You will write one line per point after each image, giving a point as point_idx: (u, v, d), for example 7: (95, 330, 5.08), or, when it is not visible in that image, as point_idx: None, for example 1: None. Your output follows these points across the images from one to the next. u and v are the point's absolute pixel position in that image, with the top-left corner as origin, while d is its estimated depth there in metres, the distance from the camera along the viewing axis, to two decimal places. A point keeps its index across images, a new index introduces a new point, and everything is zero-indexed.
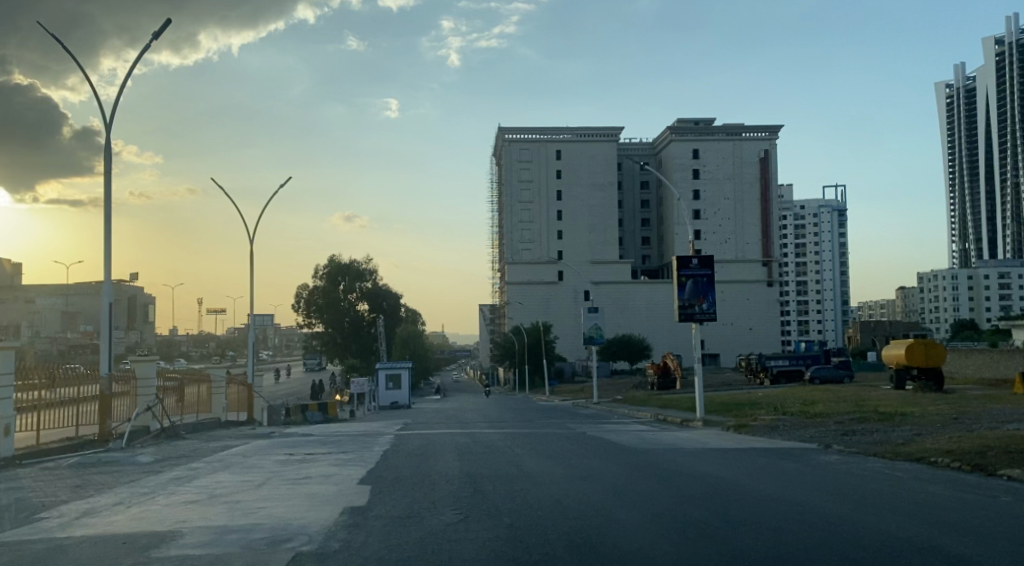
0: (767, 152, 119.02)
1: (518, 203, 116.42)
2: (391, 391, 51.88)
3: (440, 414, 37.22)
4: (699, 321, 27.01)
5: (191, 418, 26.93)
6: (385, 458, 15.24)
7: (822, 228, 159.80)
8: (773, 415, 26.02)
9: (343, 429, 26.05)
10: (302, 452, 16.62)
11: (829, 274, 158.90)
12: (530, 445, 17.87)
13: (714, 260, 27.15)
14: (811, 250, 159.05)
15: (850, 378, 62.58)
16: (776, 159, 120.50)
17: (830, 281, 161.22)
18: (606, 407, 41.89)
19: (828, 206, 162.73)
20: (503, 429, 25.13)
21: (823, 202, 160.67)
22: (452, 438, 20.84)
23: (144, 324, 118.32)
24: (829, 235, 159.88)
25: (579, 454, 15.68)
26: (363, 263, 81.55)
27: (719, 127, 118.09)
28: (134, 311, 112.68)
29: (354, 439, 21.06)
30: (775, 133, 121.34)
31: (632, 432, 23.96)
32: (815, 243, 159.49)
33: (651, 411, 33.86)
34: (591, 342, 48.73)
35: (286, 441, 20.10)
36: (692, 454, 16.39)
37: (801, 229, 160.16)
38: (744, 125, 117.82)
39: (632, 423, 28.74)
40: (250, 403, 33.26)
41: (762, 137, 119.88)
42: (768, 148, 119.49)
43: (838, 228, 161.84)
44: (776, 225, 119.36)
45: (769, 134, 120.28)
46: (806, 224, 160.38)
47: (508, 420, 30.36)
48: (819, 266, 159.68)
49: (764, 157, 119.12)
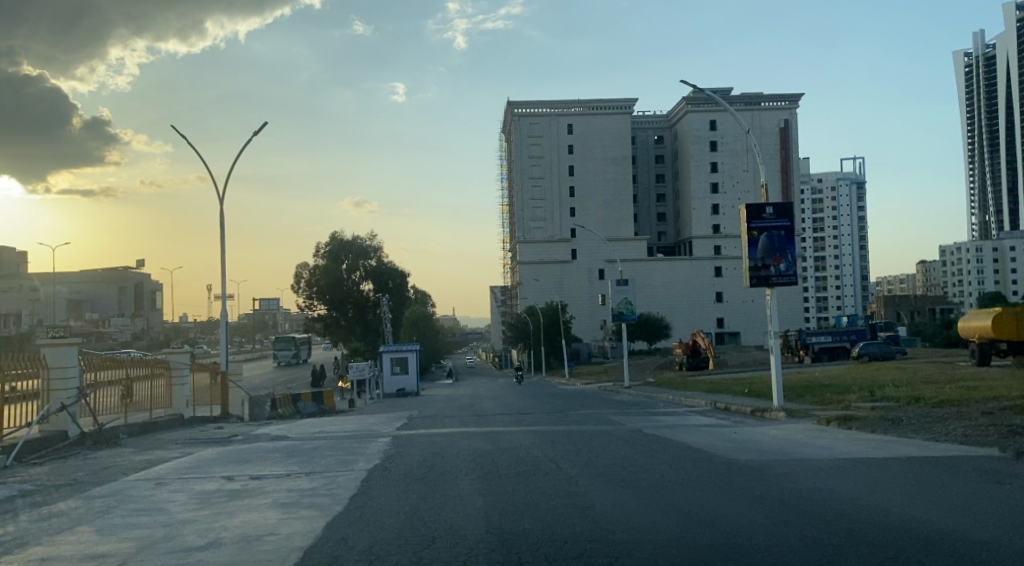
0: (787, 121, 112.43)
1: (529, 179, 110.42)
2: (397, 377, 46.45)
3: (454, 402, 32.02)
4: (775, 285, 21.59)
5: (142, 415, 21.75)
6: (368, 489, 9.85)
7: (840, 202, 153.83)
8: (874, 403, 20.29)
9: (328, 427, 20.67)
10: (244, 476, 11.24)
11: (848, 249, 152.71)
12: (584, 458, 12.36)
13: (794, 207, 21.62)
14: (830, 225, 153.11)
15: (902, 356, 56.80)
16: (797, 129, 113.80)
17: (848, 256, 154.74)
18: (641, 393, 36.56)
19: (846, 179, 156.41)
20: (530, 425, 19.71)
21: (842, 174, 153.75)
22: (474, 442, 15.41)
23: (150, 310, 114.05)
24: (848, 209, 153.65)
25: (668, 478, 10.28)
26: (366, 239, 75.91)
27: (736, 96, 111.69)
28: (140, 298, 108.35)
29: (337, 446, 15.67)
30: (796, 102, 114.59)
31: (701, 429, 18.40)
32: (833, 217, 152.86)
33: (703, 398, 28.38)
34: (621, 319, 43.25)
35: (240, 453, 14.77)
36: (832, 471, 10.87)
37: (818, 203, 154.22)
38: (763, 93, 111.44)
39: (688, 414, 23.15)
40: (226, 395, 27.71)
41: (782, 106, 113.15)
42: (788, 117, 112.77)
43: (856, 202, 155.61)
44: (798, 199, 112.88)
45: (789, 102, 113.55)
46: (823, 198, 154.38)
47: (534, 412, 24.98)
48: (838, 241, 152.97)
49: (784, 127, 112.50)
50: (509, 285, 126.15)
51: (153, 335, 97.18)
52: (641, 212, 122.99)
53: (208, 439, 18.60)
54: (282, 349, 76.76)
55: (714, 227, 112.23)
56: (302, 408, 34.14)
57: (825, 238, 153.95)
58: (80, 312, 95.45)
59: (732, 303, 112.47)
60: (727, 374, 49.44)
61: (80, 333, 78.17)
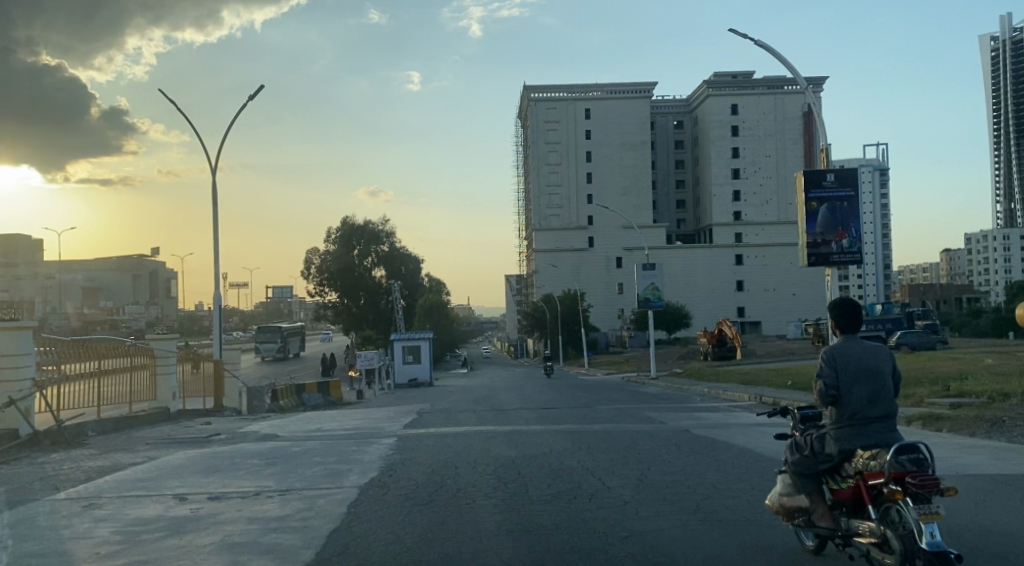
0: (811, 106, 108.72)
1: (545, 165, 107.50)
2: (409, 366, 43.97)
3: (470, 394, 29.58)
4: (836, 265, 18.83)
5: (119, 410, 19.41)
6: (357, 522, 7.24)
7: (864, 188, 149.66)
8: (956, 399, 17.44)
9: (324, 425, 18.13)
10: (200, 497, 8.65)
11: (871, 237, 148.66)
12: (638, 473, 9.71)
13: (858, 175, 18.90)
14: None
15: (942, 345, 53.82)
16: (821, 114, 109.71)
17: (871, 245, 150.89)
18: (669, 385, 33.91)
19: (870, 164, 152.08)
20: (555, 423, 17.09)
21: (864, 160, 149.74)
22: (493, 448, 12.73)
23: (165, 299, 112.45)
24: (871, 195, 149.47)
25: (763, 509, 7.61)
26: (378, 224, 73.40)
27: (759, 79, 108.21)
28: (155, 287, 106.69)
29: (331, 449, 13.05)
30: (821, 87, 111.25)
31: (755, 429, 15.68)
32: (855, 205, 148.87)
33: (742, 393, 25.58)
34: (648, 305, 40.53)
35: (213, 459, 12.26)
36: (972, 499, 8.18)
37: None
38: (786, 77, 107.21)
39: (733, 411, 20.50)
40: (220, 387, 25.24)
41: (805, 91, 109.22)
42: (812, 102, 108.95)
43: (880, 188, 151.42)
44: None
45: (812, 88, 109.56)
46: None
47: (557, 407, 22.39)
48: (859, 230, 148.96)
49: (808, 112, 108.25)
50: (525, 273, 123.53)
51: (166, 323, 95.54)
52: (660, 199, 119.84)
53: (191, 436, 16.20)
54: (264, 342, 64.51)
55: (735, 213, 109.02)
56: (306, 400, 31.72)
57: None
58: (96, 301, 93.86)
59: (752, 292, 109.43)
60: (758, 365, 46.73)
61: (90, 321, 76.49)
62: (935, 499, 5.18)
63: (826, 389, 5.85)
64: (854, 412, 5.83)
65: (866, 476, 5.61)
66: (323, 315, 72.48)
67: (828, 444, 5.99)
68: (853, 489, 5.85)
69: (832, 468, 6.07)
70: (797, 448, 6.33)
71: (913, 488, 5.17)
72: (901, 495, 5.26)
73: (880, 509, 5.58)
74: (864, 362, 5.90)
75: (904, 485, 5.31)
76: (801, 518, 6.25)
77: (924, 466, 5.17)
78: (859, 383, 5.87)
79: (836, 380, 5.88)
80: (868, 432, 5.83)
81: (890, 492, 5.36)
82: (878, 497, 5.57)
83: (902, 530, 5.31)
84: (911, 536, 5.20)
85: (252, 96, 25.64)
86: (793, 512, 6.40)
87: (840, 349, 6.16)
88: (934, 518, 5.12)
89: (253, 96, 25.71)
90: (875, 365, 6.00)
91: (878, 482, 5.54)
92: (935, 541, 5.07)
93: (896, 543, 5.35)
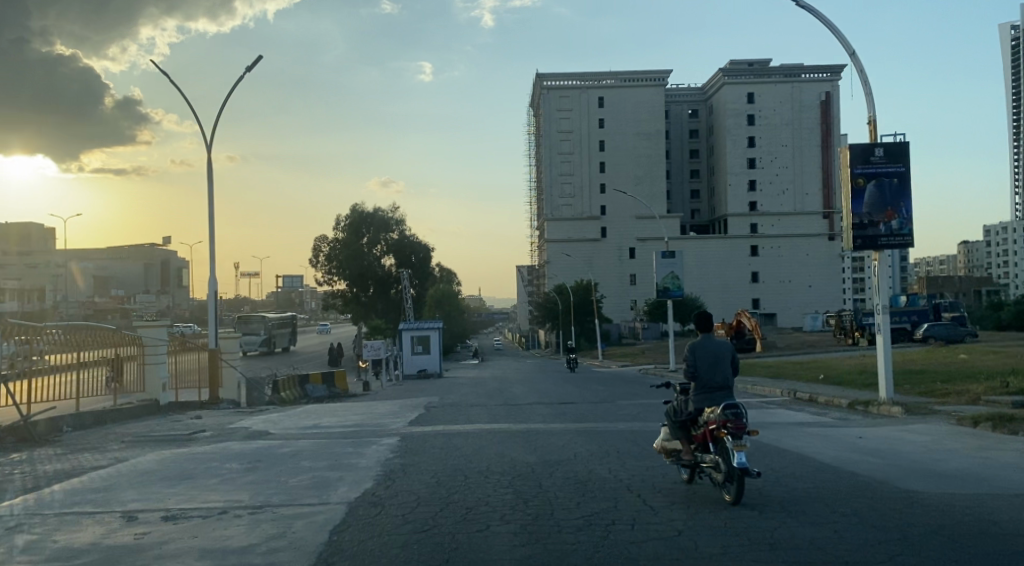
0: (829, 94, 106.14)
1: (558, 154, 105.57)
2: (418, 357, 42.44)
3: (482, 387, 28.05)
4: (884, 248, 17.07)
5: (103, 403, 18.04)
6: (346, 557, 5.73)
7: None
8: (1016, 397, 15.81)
9: (324, 421, 16.67)
10: (153, 516, 7.14)
11: None
12: (682, 488, 8.08)
13: (910, 150, 17.17)
14: None
15: (970, 338, 51.90)
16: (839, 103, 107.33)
17: None
18: (691, 379, 32.29)
19: None
20: (576, 420, 15.56)
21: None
22: (509, 451, 11.10)
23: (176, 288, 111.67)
24: None
25: (856, 542, 6.05)
26: (388, 211, 71.90)
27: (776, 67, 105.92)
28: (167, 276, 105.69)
29: (324, 451, 11.48)
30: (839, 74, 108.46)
31: (798, 430, 14.03)
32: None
33: (774, 388, 23.81)
34: (667, 295, 38.83)
35: (190, 462, 10.76)
36: None
37: None
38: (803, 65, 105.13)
39: (767, 407, 18.88)
40: (218, 379, 23.77)
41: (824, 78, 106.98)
42: (830, 90, 106.45)
43: None
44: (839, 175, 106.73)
45: (831, 75, 107.33)
46: None
47: (575, 402, 20.81)
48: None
49: (825, 100, 105.94)
50: (537, 264, 121.92)
51: (178, 312, 94.63)
52: (674, 189, 117.69)
53: (179, 433, 14.79)
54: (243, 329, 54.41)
55: (750, 204, 106.76)
56: (311, 391, 30.29)
57: None
58: (107, 290, 92.96)
59: (768, 284, 107.35)
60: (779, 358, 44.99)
61: (100, 309, 75.46)
62: (743, 437, 7.42)
63: (685, 366, 8.00)
64: (704, 383, 8.00)
65: (707, 424, 7.81)
66: (332, 305, 71.06)
67: (689, 403, 8.15)
68: (701, 436, 8.05)
69: (692, 420, 8.24)
70: (672, 406, 8.51)
71: (731, 429, 7.39)
72: (725, 433, 7.47)
73: (716, 446, 7.77)
74: (715, 350, 8.01)
75: (729, 428, 7.51)
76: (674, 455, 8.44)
77: (738, 416, 7.37)
78: (708, 363, 8.02)
79: (692, 362, 8.01)
80: (713, 394, 7.99)
81: (719, 434, 7.56)
82: (714, 438, 7.77)
83: (727, 458, 7.53)
84: (730, 461, 7.42)
85: (253, 63, 21.99)
86: (671, 451, 8.59)
87: (700, 341, 8.29)
88: (743, 449, 7.35)
89: (254, 62, 22.05)
90: (723, 351, 8.16)
91: (714, 429, 7.71)
92: (743, 462, 7.33)
93: (724, 467, 7.57)
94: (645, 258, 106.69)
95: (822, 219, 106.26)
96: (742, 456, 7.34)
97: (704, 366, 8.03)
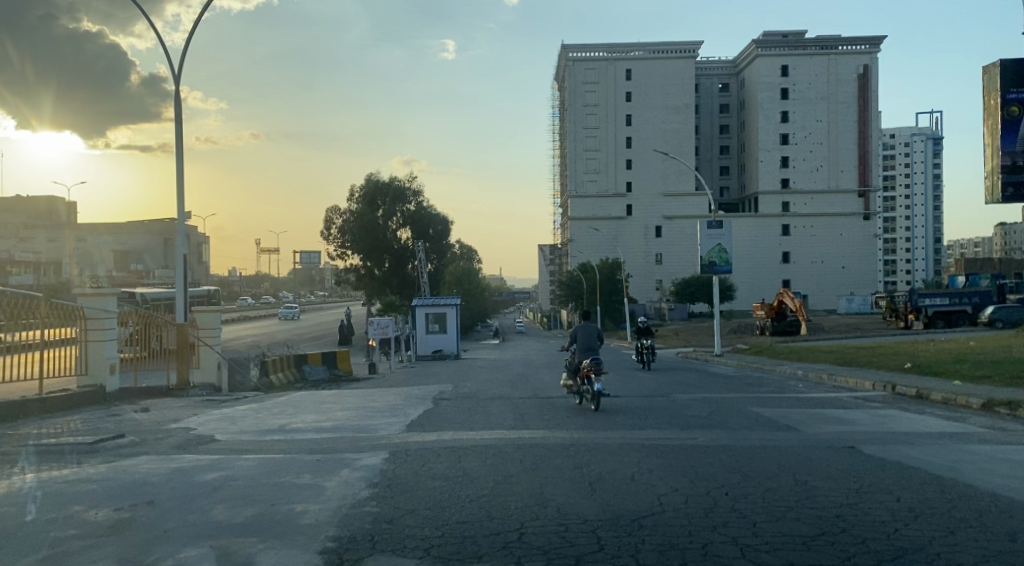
0: (867, 67, 100.09)
1: (583, 130, 100.67)
2: (432, 336, 38.48)
3: (506, 373, 24.08)
4: None
5: (21, 391, 14.11)
6: None
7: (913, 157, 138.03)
8: None
9: (296, 417, 12.74)
10: None
11: (922, 209, 138.45)
12: None
13: None
14: (901, 182, 139.03)
15: None
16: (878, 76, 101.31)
17: (920, 215, 139.86)
18: (741, 366, 28.04)
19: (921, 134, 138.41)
20: (635, 427, 11.36)
21: (916, 128, 139.14)
22: (554, 487, 7.05)
23: (195, 265, 108.44)
24: (921, 167, 137.44)
25: None
26: (404, 181, 67.98)
27: (812, 38, 100.25)
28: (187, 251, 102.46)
29: (258, 483, 7.42)
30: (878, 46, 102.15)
31: (959, 447, 9.79)
32: (905, 175, 138.81)
33: (855, 379, 19.45)
34: (712, 271, 34.59)
35: (53, 499, 6.81)
36: None
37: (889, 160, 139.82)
38: (840, 36, 99.28)
39: (869, 407, 14.62)
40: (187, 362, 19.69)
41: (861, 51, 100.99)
42: (869, 63, 100.43)
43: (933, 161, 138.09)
44: (877, 152, 100.70)
45: (870, 47, 101.14)
46: (895, 154, 139.52)
47: (620, 395, 16.69)
48: (908, 201, 139.28)
49: (863, 73, 100.15)
50: (559, 243, 117.49)
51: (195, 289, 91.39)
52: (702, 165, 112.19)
53: (102, 436, 10.98)
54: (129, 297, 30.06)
55: (782, 180, 101.46)
56: (308, 373, 26.47)
57: (895, 199, 140.19)
58: (126, 263, 89.85)
59: (801, 264, 102.38)
60: (830, 342, 40.55)
61: (113, 283, 72.20)
62: (599, 374, 13.74)
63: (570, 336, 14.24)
64: (583, 345, 14.24)
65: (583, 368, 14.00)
66: (345, 280, 67.18)
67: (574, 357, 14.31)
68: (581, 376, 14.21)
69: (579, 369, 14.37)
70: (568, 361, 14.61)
71: (593, 370, 13.65)
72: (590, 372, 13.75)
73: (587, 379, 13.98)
74: (591, 329, 14.32)
75: (592, 370, 13.80)
76: (568, 388, 14.63)
77: (597, 362, 13.66)
78: (587, 337, 14.34)
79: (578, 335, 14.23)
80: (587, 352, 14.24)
81: (587, 373, 13.81)
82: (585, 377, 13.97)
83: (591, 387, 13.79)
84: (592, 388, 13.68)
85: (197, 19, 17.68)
86: (568, 386, 14.76)
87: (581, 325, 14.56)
88: (599, 381, 13.63)
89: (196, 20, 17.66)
90: (594, 332, 14.48)
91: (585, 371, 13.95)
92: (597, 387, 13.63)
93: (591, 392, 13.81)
94: (673, 237, 101.97)
95: (858, 198, 100.73)
96: (596, 383, 13.67)
97: (583, 338, 14.35)
